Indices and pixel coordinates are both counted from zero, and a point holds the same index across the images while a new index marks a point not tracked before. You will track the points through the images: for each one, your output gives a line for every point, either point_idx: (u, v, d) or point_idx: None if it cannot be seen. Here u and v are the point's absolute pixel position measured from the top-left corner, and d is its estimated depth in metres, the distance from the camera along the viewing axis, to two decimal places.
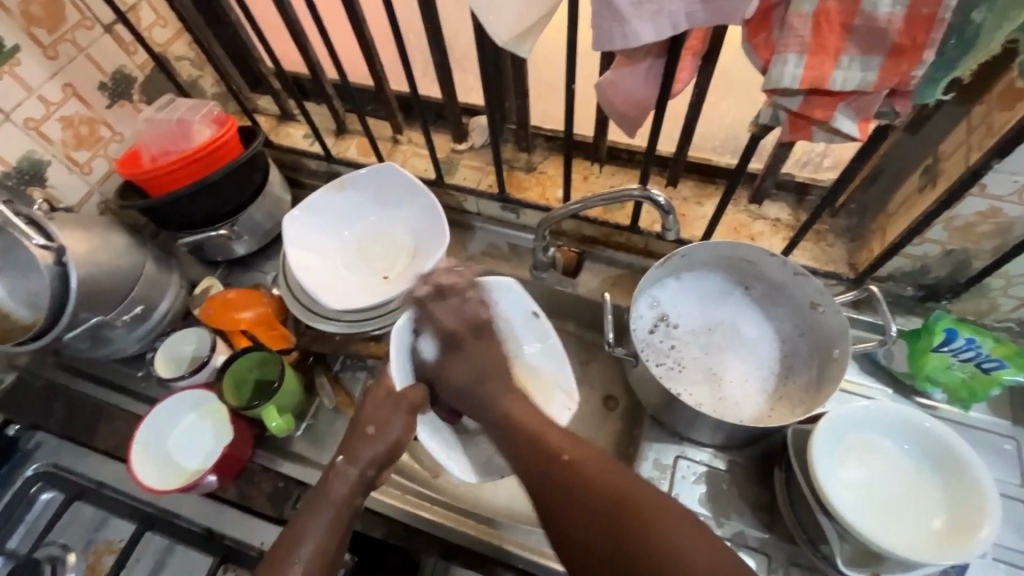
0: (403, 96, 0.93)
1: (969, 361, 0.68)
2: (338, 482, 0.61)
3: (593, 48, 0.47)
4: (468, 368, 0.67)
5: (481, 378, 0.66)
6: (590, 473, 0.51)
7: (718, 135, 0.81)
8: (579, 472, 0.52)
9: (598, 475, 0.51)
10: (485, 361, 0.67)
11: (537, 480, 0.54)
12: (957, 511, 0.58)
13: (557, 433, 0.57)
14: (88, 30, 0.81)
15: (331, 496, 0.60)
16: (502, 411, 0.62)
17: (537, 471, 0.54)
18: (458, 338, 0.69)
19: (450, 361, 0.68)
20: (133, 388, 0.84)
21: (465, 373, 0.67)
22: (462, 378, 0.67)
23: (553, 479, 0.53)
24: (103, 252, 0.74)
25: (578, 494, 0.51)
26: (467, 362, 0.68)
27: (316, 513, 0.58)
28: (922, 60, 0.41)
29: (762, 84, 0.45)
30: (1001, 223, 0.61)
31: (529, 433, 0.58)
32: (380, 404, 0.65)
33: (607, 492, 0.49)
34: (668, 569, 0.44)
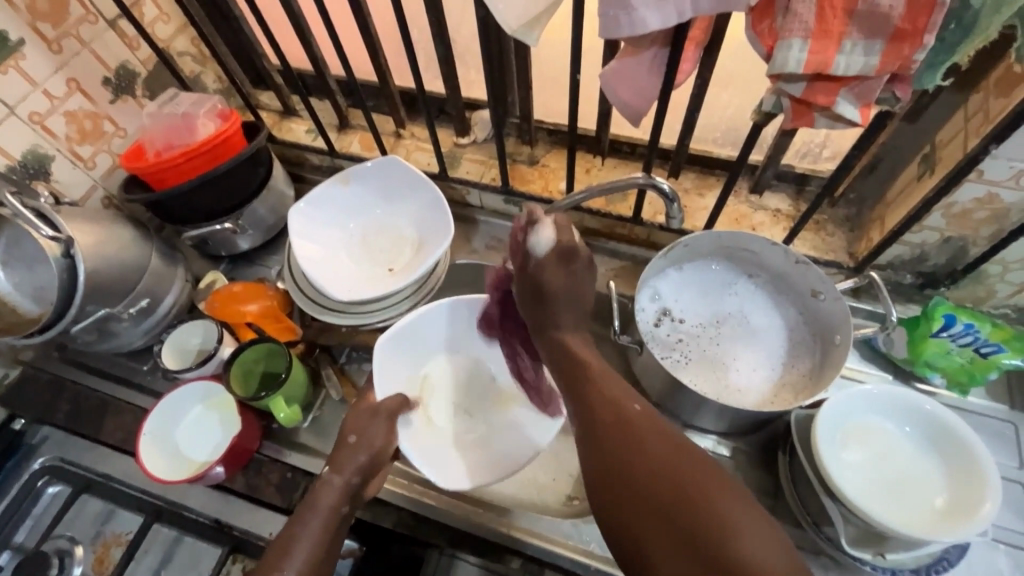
0: (406, 91, 0.93)
1: (968, 347, 0.69)
2: (327, 495, 0.61)
3: (600, 36, 0.48)
4: (565, 281, 0.62)
5: (568, 301, 0.63)
6: (650, 432, 0.48)
7: (718, 128, 0.83)
8: (640, 425, 0.48)
9: (658, 434, 0.47)
10: (573, 288, 0.63)
11: (591, 417, 0.51)
12: (958, 489, 0.60)
13: (628, 390, 0.53)
14: (92, 25, 0.81)
15: (318, 510, 0.60)
16: (560, 342, 0.61)
17: (597, 408, 0.52)
18: (573, 254, 0.63)
19: (548, 276, 0.62)
20: (139, 381, 0.84)
21: (561, 290, 0.62)
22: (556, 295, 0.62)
23: (604, 422, 0.50)
24: (110, 244, 0.74)
25: (630, 440, 0.47)
26: (570, 281, 0.63)
27: (306, 521, 0.59)
28: (924, 44, 0.42)
29: (767, 70, 0.46)
30: (998, 209, 0.62)
31: (606, 376, 0.55)
32: (362, 418, 0.67)
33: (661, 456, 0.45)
34: (720, 539, 0.40)
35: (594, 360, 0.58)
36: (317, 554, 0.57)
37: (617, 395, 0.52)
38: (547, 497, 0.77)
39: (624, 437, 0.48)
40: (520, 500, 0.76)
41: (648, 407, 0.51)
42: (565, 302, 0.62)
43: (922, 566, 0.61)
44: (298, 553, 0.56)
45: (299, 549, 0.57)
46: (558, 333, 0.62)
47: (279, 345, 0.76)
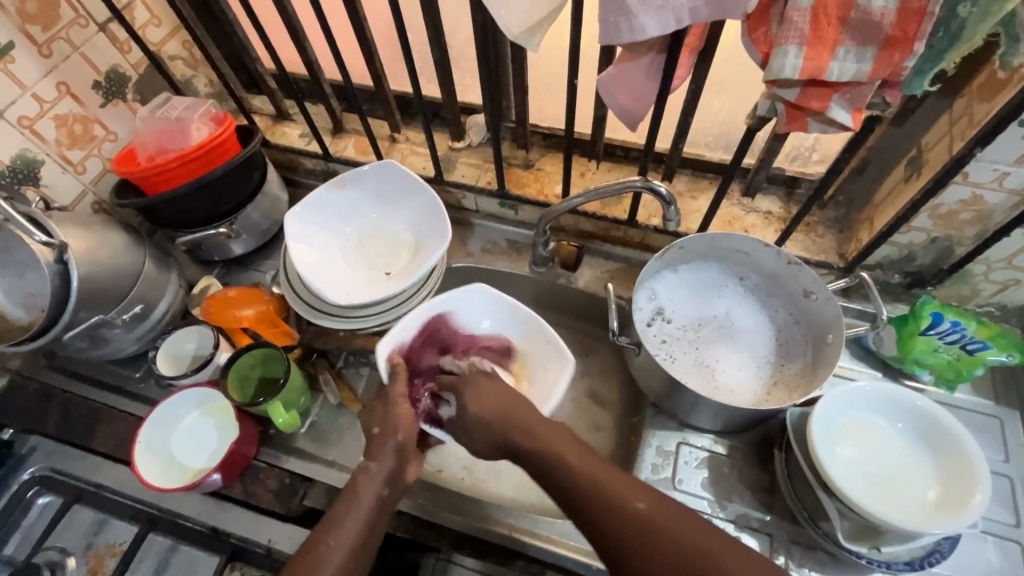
0: (401, 95, 0.93)
1: (954, 344, 0.71)
2: (368, 490, 0.61)
3: (600, 42, 0.49)
4: (486, 401, 0.65)
5: (499, 410, 0.65)
6: (671, 528, 0.51)
7: (711, 132, 0.84)
8: (658, 527, 0.51)
9: (680, 525, 0.51)
10: (506, 392, 0.66)
11: (606, 531, 0.53)
12: (949, 483, 0.61)
13: (620, 481, 0.55)
14: (83, 28, 0.80)
15: (360, 503, 0.60)
16: (535, 442, 0.61)
17: (605, 522, 0.53)
18: (477, 374, 0.69)
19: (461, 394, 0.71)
20: (131, 389, 0.82)
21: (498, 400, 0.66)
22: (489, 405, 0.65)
23: (621, 536, 0.52)
24: (103, 250, 0.73)
25: (655, 549, 0.50)
26: (494, 390, 0.66)
27: (348, 514, 0.59)
28: (913, 51, 0.44)
29: (763, 76, 0.47)
30: (982, 210, 0.64)
31: (592, 465, 0.57)
32: (380, 410, 0.68)
33: (682, 552, 0.50)
34: None
35: (572, 454, 0.58)
36: (357, 545, 0.58)
37: (618, 497, 0.54)
38: (547, 499, 0.79)
39: (647, 552, 0.51)
40: (523, 502, 0.79)
41: (652, 502, 0.53)
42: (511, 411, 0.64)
43: (916, 559, 0.62)
44: (344, 541, 0.57)
45: (340, 541, 0.57)
46: (539, 443, 0.60)
47: (277, 351, 0.76)
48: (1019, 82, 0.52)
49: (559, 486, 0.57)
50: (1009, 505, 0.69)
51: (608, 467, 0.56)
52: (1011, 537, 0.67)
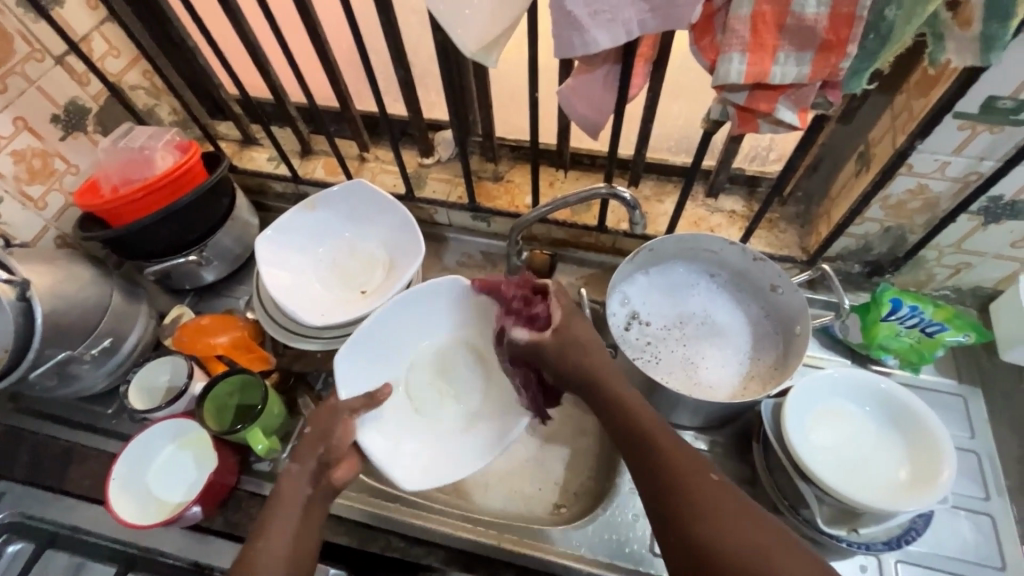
0: (368, 115, 0.94)
1: (915, 327, 0.74)
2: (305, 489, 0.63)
3: (555, 56, 0.51)
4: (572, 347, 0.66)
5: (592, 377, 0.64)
6: (727, 510, 0.50)
7: (672, 137, 0.87)
8: (715, 503, 0.51)
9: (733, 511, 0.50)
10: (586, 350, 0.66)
11: (668, 493, 0.53)
12: (919, 461, 0.64)
13: (668, 429, 0.58)
14: (39, 62, 0.79)
15: (292, 506, 0.61)
16: (614, 396, 0.62)
17: (680, 483, 0.53)
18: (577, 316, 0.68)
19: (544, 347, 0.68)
20: (104, 426, 0.80)
21: (595, 364, 0.65)
22: (578, 361, 0.65)
23: (674, 500, 0.52)
24: (68, 285, 0.72)
25: (671, 490, 0.53)
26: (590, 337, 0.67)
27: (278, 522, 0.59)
28: (847, 53, 0.46)
29: (711, 82, 0.49)
30: (929, 199, 0.68)
31: (655, 432, 0.57)
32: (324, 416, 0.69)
33: (689, 489, 0.52)
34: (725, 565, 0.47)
35: (657, 430, 0.58)
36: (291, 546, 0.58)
37: (685, 470, 0.53)
38: (535, 508, 0.79)
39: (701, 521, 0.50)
40: (512, 512, 0.79)
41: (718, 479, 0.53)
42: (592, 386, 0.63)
43: (893, 539, 0.64)
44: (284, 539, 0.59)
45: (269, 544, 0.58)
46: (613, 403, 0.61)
47: (254, 376, 0.75)
48: (949, 78, 0.55)
49: (638, 460, 0.56)
50: (977, 479, 0.72)
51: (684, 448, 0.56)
52: (982, 510, 0.70)
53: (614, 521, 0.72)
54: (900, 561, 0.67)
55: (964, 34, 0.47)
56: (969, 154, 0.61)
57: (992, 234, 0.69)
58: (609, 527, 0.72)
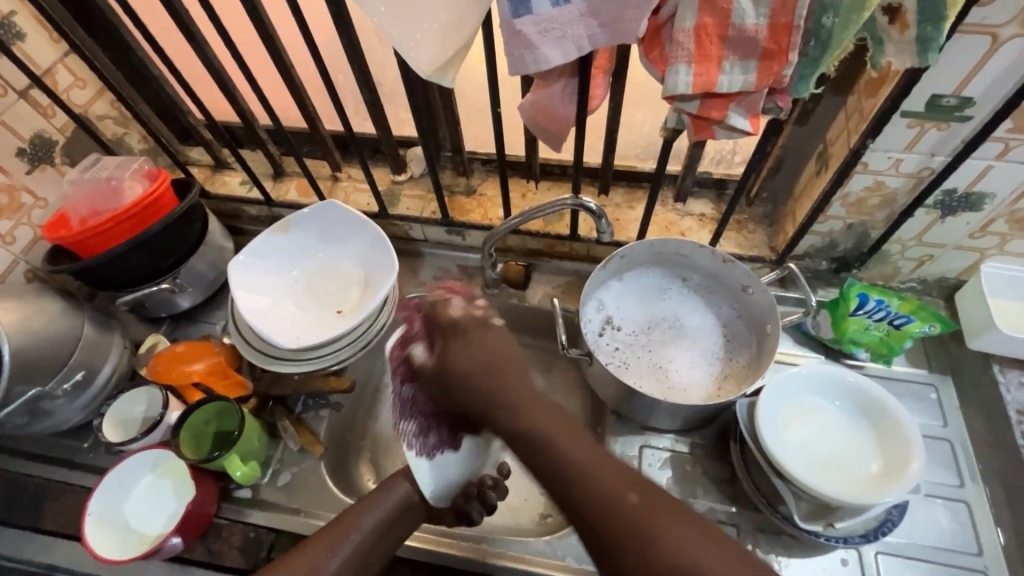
0: (339, 134, 0.95)
1: (883, 321, 0.75)
2: (393, 493, 0.66)
3: (509, 73, 0.52)
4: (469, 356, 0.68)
5: (481, 367, 0.68)
6: (664, 523, 0.51)
7: (638, 144, 0.89)
8: (648, 525, 0.51)
9: (672, 524, 0.51)
10: (480, 349, 0.69)
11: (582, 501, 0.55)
12: (887, 452, 0.65)
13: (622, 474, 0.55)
14: (1, 97, 0.78)
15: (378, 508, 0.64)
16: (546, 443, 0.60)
17: (570, 490, 0.56)
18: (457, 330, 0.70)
19: (444, 351, 0.70)
20: (80, 460, 0.79)
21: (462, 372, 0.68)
22: (478, 390, 0.67)
23: (582, 501, 0.55)
24: (37, 320, 0.71)
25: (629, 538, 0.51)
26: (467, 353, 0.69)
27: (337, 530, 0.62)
28: (789, 61, 0.48)
29: (661, 93, 0.50)
30: (887, 195, 0.69)
31: (554, 426, 0.61)
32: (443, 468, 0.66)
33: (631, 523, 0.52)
34: None
35: (563, 443, 0.59)
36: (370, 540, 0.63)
37: (605, 475, 0.55)
38: (520, 519, 0.80)
39: (657, 559, 0.49)
40: (497, 525, 0.80)
41: (645, 495, 0.53)
42: (489, 392, 0.66)
43: (870, 530, 0.65)
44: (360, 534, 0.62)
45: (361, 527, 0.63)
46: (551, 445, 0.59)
47: (229, 403, 0.74)
48: (894, 79, 0.56)
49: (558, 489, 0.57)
50: (950, 467, 0.73)
51: (590, 450, 0.58)
52: (957, 497, 0.71)
53: None
54: (880, 552, 0.68)
55: (901, 37, 0.49)
56: (921, 150, 0.63)
57: (950, 226, 0.71)
58: None
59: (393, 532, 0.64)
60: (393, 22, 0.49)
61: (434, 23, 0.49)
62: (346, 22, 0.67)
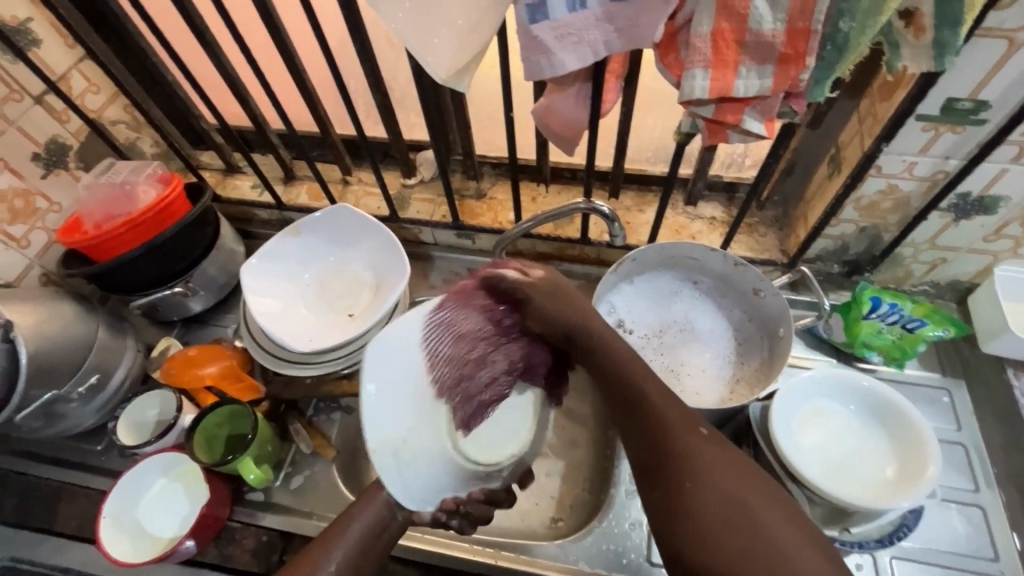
0: (350, 139, 0.96)
1: (896, 324, 0.75)
2: (373, 504, 0.58)
3: (525, 78, 0.52)
4: (550, 310, 0.64)
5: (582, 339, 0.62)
6: (705, 458, 0.50)
7: (649, 148, 0.89)
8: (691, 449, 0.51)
9: (714, 462, 0.50)
10: (564, 301, 0.63)
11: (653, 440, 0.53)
12: (903, 457, 0.65)
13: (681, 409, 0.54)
14: (17, 102, 0.79)
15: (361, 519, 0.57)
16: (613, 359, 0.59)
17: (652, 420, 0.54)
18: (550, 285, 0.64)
19: (535, 292, 0.64)
20: (93, 463, 0.79)
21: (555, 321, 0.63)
22: (539, 322, 0.65)
23: (651, 429, 0.54)
24: (53, 324, 0.72)
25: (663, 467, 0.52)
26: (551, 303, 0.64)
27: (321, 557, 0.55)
28: (806, 65, 0.48)
29: (677, 97, 0.50)
30: (900, 198, 0.69)
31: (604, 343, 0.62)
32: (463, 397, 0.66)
33: (668, 444, 0.52)
34: (737, 534, 0.46)
35: (629, 358, 0.60)
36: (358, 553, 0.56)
37: (665, 410, 0.55)
38: (530, 522, 0.80)
39: (698, 495, 0.48)
40: (508, 529, 0.80)
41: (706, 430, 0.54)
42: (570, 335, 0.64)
43: (885, 535, 0.66)
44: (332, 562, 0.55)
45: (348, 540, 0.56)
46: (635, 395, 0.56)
47: (243, 406, 0.75)
48: (909, 82, 0.56)
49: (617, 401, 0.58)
50: (964, 471, 0.73)
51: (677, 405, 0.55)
52: (972, 501, 0.71)
53: (611, 531, 0.72)
54: (895, 558, 0.67)
55: (918, 41, 0.49)
56: (935, 153, 0.63)
57: (964, 229, 0.71)
58: (608, 538, 0.71)
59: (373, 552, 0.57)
60: (410, 28, 0.49)
61: (451, 28, 0.49)
62: (361, 28, 0.68)
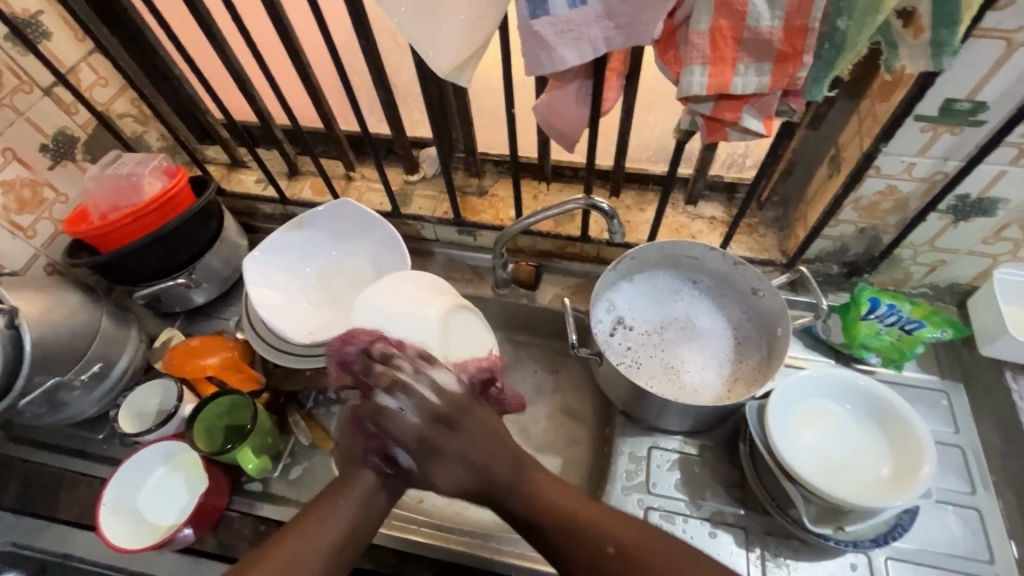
0: (354, 135, 0.97)
1: (894, 325, 0.76)
2: (357, 484, 0.58)
3: (526, 73, 0.52)
4: (454, 471, 0.58)
5: (487, 450, 0.58)
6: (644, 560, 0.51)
7: (649, 148, 0.90)
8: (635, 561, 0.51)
9: (647, 557, 0.51)
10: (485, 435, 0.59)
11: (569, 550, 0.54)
12: (899, 455, 0.65)
13: (599, 510, 0.55)
14: (27, 94, 0.80)
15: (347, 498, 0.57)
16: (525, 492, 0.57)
17: (561, 547, 0.54)
18: (454, 416, 0.59)
19: (442, 435, 0.58)
20: (95, 451, 0.80)
21: (480, 447, 0.58)
22: (461, 464, 0.58)
23: (569, 546, 0.54)
24: (57, 312, 0.73)
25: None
26: (470, 440, 0.59)
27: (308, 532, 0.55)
28: (803, 63, 0.48)
29: (676, 93, 0.51)
30: (899, 199, 0.69)
31: (501, 460, 0.58)
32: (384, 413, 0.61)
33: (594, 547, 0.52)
34: None
35: (538, 487, 0.57)
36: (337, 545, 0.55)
37: (592, 526, 0.54)
38: None
39: None
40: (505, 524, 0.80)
41: (622, 543, 0.52)
42: (482, 469, 0.57)
43: (880, 535, 0.65)
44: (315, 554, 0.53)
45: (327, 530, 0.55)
46: (513, 490, 0.57)
47: (243, 397, 0.75)
48: (907, 82, 0.57)
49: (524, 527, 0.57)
50: (961, 474, 0.73)
51: (595, 508, 0.55)
52: (969, 504, 0.71)
53: None
54: (890, 558, 0.67)
55: (916, 41, 0.49)
56: (934, 155, 0.63)
57: (964, 231, 0.71)
58: None
59: (350, 545, 0.56)
60: (412, 22, 0.50)
61: (454, 22, 0.49)
62: (365, 24, 0.69)
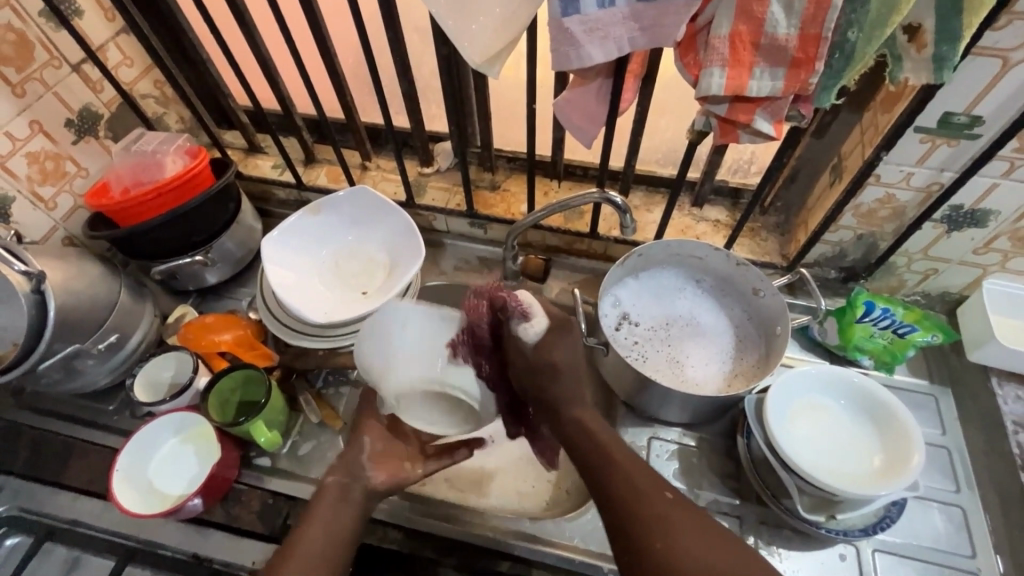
0: (373, 126, 0.99)
1: (887, 329, 0.78)
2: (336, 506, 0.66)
3: (553, 68, 0.55)
4: (569, 351, 0.68)
5: (568, 372, 0.68)
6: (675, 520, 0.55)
7: (659, 152, 0.94)
8: (665, 515, 0.56)
9: (679, 518, 0.55)
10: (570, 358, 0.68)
11: (609, 482, 0.60)
12: (891, 448, 0.68)
13: (647, 472, 0.60)
14: (56, 69, 0.82)
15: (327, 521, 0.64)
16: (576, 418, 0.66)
17: (593, 466, 0.62)
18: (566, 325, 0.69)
19: (556, 345, 0.67)
20: (105, 422, 0.81)
21: (558, 360, 0.67)
22: (563, 362, 0.67)
23: (614, 485, 0.59)
24: (78, 281, 0.74)
25: (640, 517, 0.56)
26: (568, 349, 0.68)
27: (318, 518, 0.63)
28: (815, 70, 0.52)
29: (695, 94, 0.54)
30: (896, 207, 0.73)
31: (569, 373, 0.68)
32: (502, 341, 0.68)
33: (633, 491, 0.58)
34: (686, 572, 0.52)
35: (592, 423, 0.66)
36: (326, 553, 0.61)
37: (633, 474, 0.59)
38: (527, 504, 0.82)
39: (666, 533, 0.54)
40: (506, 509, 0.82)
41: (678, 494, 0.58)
42: (567, 368, 0.67)
43: (869, 526, 0.68)
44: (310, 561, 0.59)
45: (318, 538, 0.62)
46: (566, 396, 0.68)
47: (258, 372, 0.77)
48: (909, 95, 0.60)
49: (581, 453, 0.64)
50: (947, 473, 0.76)
51: (640, 467, 0.60)
52: (953, 502, 0.74)
53: None
54: (877, 550, 0.70)
55: (919, 56, 0.53)
56: (931, 165, 0.67)
57: (955, 241, 0.75)
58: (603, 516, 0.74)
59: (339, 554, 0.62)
60: (449, 14, 0.52)
61: (488, 16, 0.52)
62: (394, 16, 0.71)
